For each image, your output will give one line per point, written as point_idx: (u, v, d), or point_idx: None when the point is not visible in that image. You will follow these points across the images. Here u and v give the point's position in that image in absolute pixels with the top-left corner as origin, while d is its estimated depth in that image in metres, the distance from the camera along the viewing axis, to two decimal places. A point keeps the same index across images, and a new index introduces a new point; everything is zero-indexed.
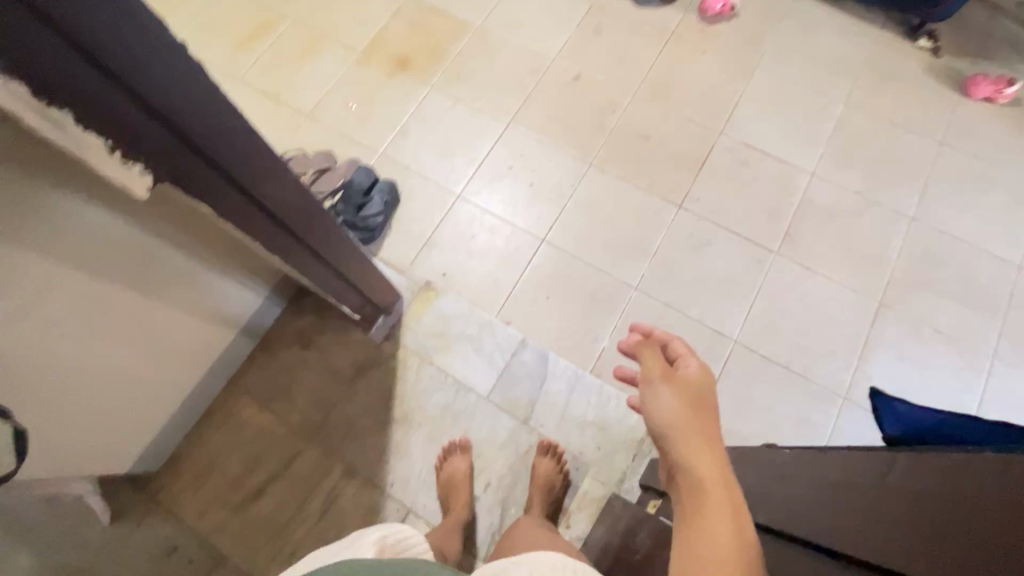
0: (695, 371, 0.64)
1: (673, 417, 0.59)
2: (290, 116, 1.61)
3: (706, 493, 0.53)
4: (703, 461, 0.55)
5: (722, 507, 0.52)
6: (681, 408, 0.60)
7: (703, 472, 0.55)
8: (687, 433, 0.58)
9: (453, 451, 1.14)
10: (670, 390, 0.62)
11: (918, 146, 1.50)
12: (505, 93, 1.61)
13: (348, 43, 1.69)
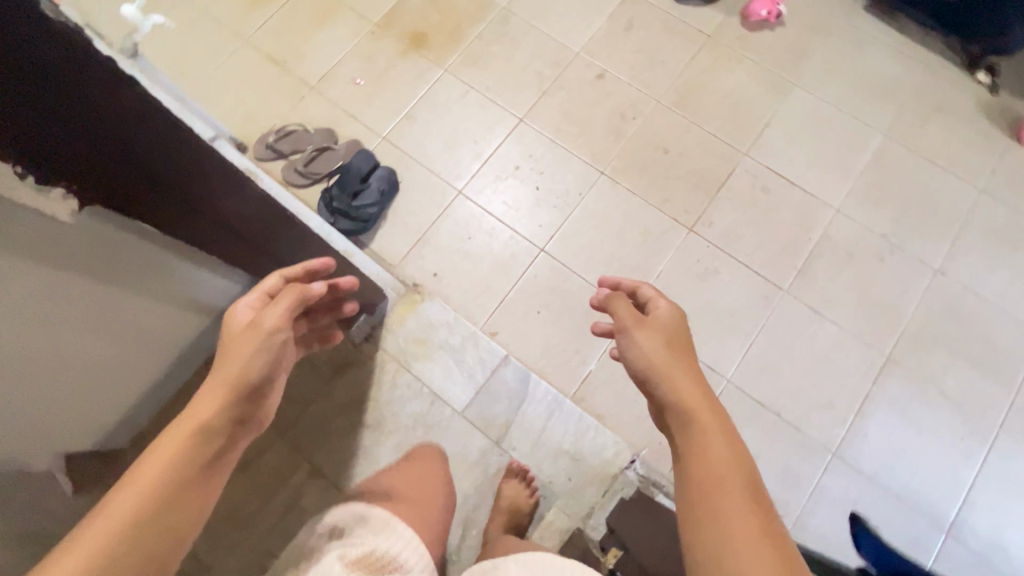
0: (665, 313, 0.76)
1: (653, 355, 0.71)
2: (296, 85, 1.53)
3: (694, 417, 0.64)
4: (684, 389, 0.66)
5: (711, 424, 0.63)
6: (658, 345, 0.72)
7: (687, 395, 0.66)
8: (667, 366, 0.69)
9: (427, 452, 1.09)
10: (644, 331, 0.73)
11: (956, 191, 1.39)
12: (521, 85, 1.51)
13: (363, 13, 1.59)
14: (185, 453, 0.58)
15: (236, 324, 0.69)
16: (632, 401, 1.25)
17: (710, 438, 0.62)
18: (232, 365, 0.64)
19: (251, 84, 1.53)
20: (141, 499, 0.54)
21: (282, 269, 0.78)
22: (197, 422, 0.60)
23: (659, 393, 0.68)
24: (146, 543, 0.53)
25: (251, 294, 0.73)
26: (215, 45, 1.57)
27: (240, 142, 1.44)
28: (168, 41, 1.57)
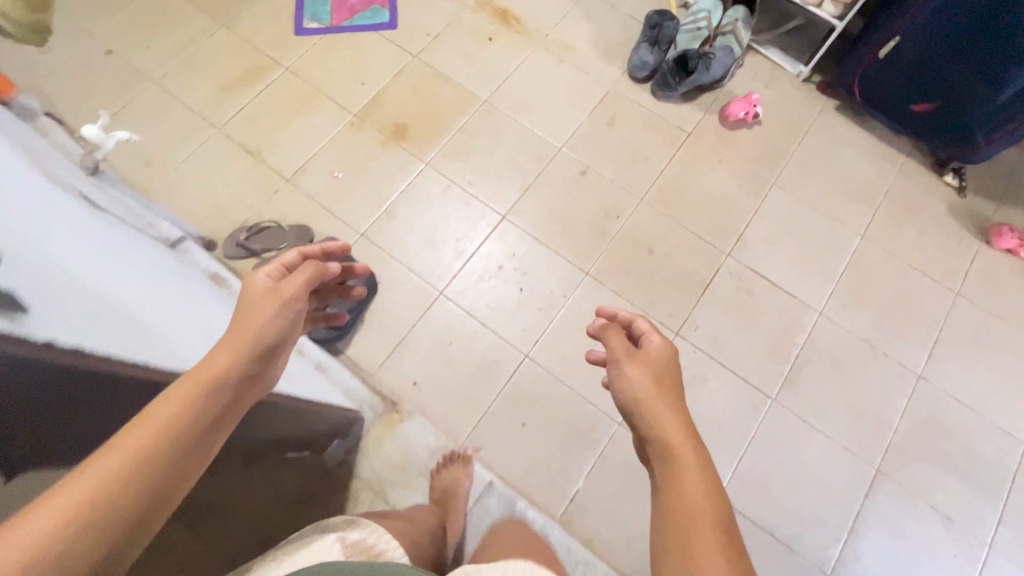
0: (658, 346, 0.72)
1: (640, 389, 0.67)
2: (271, 177, 1.48)
3: (674, 450, 0.61)
4: (668, 423, 0.63)
5: (689, 455, 0.60)
6: (645, 376, 0.68)
7: (664, 425, 0.63)
8: (650, 396, 0.66)
9: (454, 462, 1.15)
10: (634, 363, 0.69)
11: (933, 295, 1.41)
12: (504, 180, 1.49)
13: (343, 103, 1.57)
14: (195, 403, 0.56)
15: (251, 296, 0.69)
16: (621, 523, 1.19)
17: (684, 468, 0.59)
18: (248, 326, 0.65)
19: (223, 176, 1.48)
20: (147, 444, 0.51)
21: (300, 246, 0.77)
22: (213, 370, 0.59)
23: (641, 422, 0.65)
24: (149, 490, 0.50)
25: (270, 266, 0.73)
26: (187, 134, 1.52)
27: (207, 240, 1.37)
28: (137, 130, 1.51)
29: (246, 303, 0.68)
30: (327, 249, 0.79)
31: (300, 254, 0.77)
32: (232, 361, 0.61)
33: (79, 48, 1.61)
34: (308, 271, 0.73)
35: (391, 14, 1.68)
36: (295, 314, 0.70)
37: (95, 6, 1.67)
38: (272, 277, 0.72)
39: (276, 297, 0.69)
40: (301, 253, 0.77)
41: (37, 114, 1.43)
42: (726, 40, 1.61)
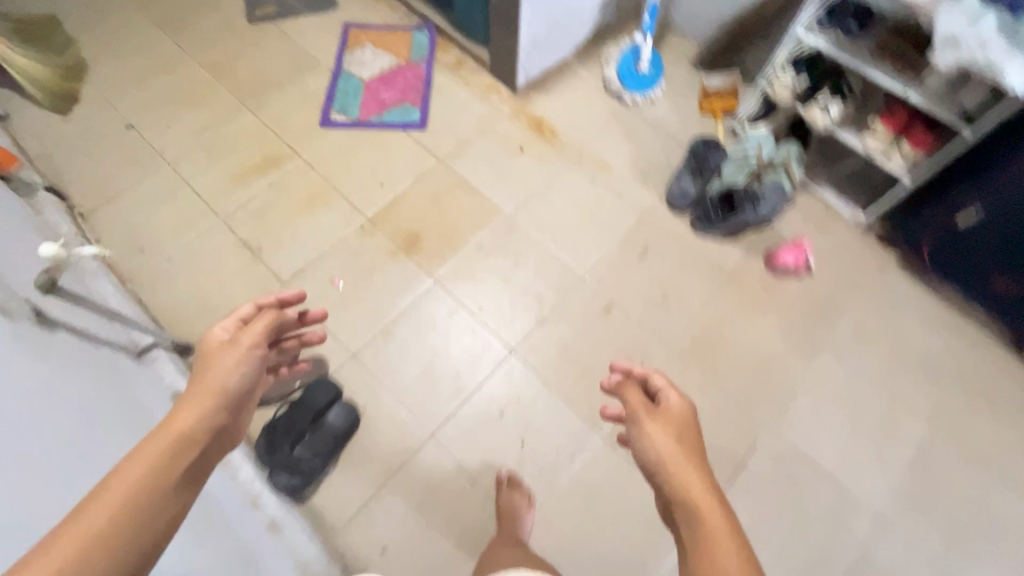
0: (677, 403, 0.70)
1: (662, 449, 0.64)
2: (267, 279, 1.37)
3: (701, 510, 0.58)
4: (692, 483, 0.60)
5: (719, 519, 0.57)
6: (668, 437, 0.65)
7: (688, 482, 0.60)
8: (672, 456, 0.63)
9: None
10: (651, 418, 0.67)
11: (1014, 510, 1.18)
12: (519, 309, 1.35)
13: (356, 204, 1.47)
14: (169, 458, 0.57)
15: (209, 353, 0.71)
16: None
17: (716, 534, 0.55)
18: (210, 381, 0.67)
19: (216, 273, 1.36)
20: (120, 509, 0.51)
21: (256, 298, 0.80)
22: (182, 427, 0.61)
23: (665, 480, 0.62)
24: (123, 543, 0.51)
25: (227, 320, 0.75)
26: (187, 222, 1.42)
27: (185, 343, 1.22)
28: (138, 212, 1.43)
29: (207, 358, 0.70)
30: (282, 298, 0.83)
31: (257, 304, 0.80)
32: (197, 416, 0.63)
33: (100, 121, 1.57)
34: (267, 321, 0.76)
35: (422, 115, 1.61)
36: (254, 364, 0.72)
37: (126, 81, 1.64)
38: (232, 332, 0.74)
39: (236, 348, 0.71)
40: (258, 305, 0.81)
41: (37, 188, 1.35)
42: (775, 173, 1.45)
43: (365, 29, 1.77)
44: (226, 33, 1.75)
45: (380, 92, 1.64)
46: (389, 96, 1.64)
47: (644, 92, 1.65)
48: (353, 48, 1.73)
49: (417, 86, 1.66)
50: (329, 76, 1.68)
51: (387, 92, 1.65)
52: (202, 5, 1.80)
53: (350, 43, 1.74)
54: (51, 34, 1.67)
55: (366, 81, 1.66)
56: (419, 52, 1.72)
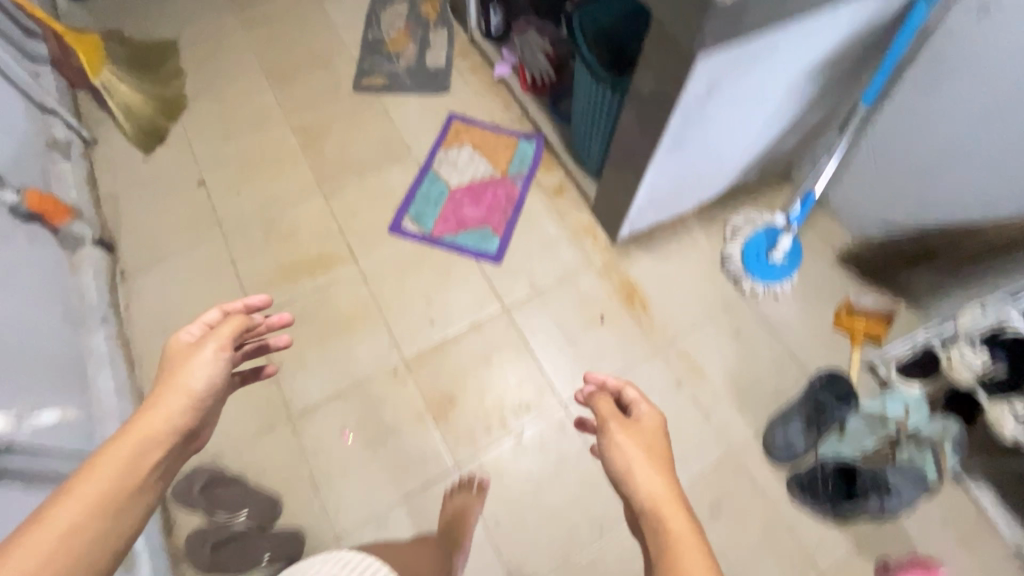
0: (647, 415, 0.71)
1: (630, 456, 0.65)
2: (273, 407, 1.19)
3: (659, 509, 0.59)
4: (653, 483, 0.62)
5: (683, 526, 0.57)
6: (637, 447, 0.66)
7: (654, 492, 0.61)
8: (639, 464, 0.64)
9: None
10: (622, 428, 0.68)
11: None
12: (540, 536, 1.10)
13: (397, 339, 1.28)
14: (133, 466, 0.58)
15: (173, 355, 0.68)
16: None
17: (680, 540, 0.56)
18: (179, 383, 0.65)
19: None
20: (86, 512, 0.53)
21: (223, 303, 0.75)
22: (148, 429, 0.61)
23: (633, 488, 0.63)
24: (83, 546, 0.52)
25: (193, 324, 0.71)
26: None
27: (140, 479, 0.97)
28: (178, 287, 1.33)
29: (174, 356, 0.68)
30: (249, 303, 0.76)
31: (223, 309, 0.75)
32: (162, 421, 0.62)
33: (176, 169, 1.49)
34: (232, 325, 0.70)
35: (501, 246, 1.40)
36: (222, 368, 0.68)
37: (214, 129, 1.56)
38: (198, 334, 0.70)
39: (199, 351, 0.68)
40: (223, 311, 0.75)
41: (83, 242, 1.27)
42: (915, 454, 1.11)
43: (469, 125, 1.60)
44: (328, 96, 1.64)
45: (463, 208, 1.45)
46: (472, 215, 1.44)
47: (769, 284, 1.34)
48: (450, 145, 1.55)
49: (505, 208, 1.45)
50: (416, 173, 1.51)
51: (470, 208, 1.45)
52: (314, 61, 1.71)
53: (449, 138, 1.57)
54: (162, 64, 1.65)
55: (452, 189, 1.48)
56: (518, 167, 1.53)
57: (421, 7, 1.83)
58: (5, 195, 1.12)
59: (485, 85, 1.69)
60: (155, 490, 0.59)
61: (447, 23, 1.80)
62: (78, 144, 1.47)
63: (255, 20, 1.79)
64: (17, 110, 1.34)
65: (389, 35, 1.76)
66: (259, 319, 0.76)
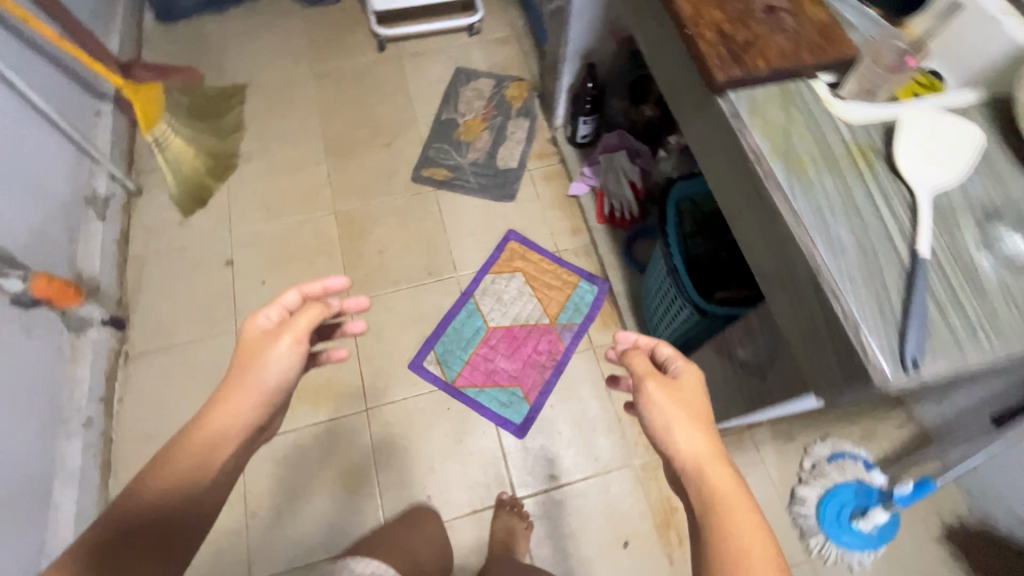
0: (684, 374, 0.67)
1: (671, 413, 0.61)
2: (235, 563, 1.09)
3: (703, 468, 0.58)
4: (695, 440, 0.60)
5: (727, 483, 0.57)
6: (675, 405, 0.63)
7: (697, 450, 0.59)
8: (680, 420, 0.61)
9: None
10: (659, 385, 0.64)
11: None
12: None
13: (385, 510, 1.13)
14: (198, 465, 0.58)
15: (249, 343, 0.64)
16: None
17: (725, 497, 0.56)
18: (252, 380, 0.62)
19: None
20: (160, 505, 0.55)
21: (302, 284, 0.69)
22: (219, 423, 0.60)
23: (673, 446, 0.61)
24: (160, 542, 0.55)
25: (271, 308, 0.66)
26: None
27: None
28: (174, 386, 1.23)
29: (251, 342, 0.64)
30: (328, 286, 0.69)
31: (302, 293, 0.68)
32: (232, 416, 0.60)
33: (209, 241, 1.40)
34: (312, 316, 0.65)
35: (529, 416, 1.21)
36: (298, 363, 0.64)
37: (258, 200, 1.46)
38: (276, 322, 0.66)
39: (274, 341, 0.63)
40: (302, 294, 0.68)
41: (90, 324, 1.20)
42: None
43: (528, 250, 1.40)
44: (383, 182, 1.49)
45: (496, 357, 1.27)
46: (504, 368, 1.26)
47: (846, 551, 1.07)
48: (500, 272, 1.37)
49: (544, 367, 1.26)
50: (455, 299, 1.34)
51: (504, 359, 1.27)
52: (378, 135, 1.56)
53: (501, 262, 1.38)
54: (222, 113, 1.56)
55: (490, 328, 1.30)
56: (571, 315, 1.32)
57: (506, 89, 1.63)
58: (10, 283, 1.02)
59: (556, 199, 1.47)
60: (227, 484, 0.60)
61: (530, 112, 1.59)
62: (120, 197, 1.41)
63: (330, 75, 1.67)
64: (61, 163, 1.27)
65: (464, 118, 1.59)
66: (337, 304, 0.69)
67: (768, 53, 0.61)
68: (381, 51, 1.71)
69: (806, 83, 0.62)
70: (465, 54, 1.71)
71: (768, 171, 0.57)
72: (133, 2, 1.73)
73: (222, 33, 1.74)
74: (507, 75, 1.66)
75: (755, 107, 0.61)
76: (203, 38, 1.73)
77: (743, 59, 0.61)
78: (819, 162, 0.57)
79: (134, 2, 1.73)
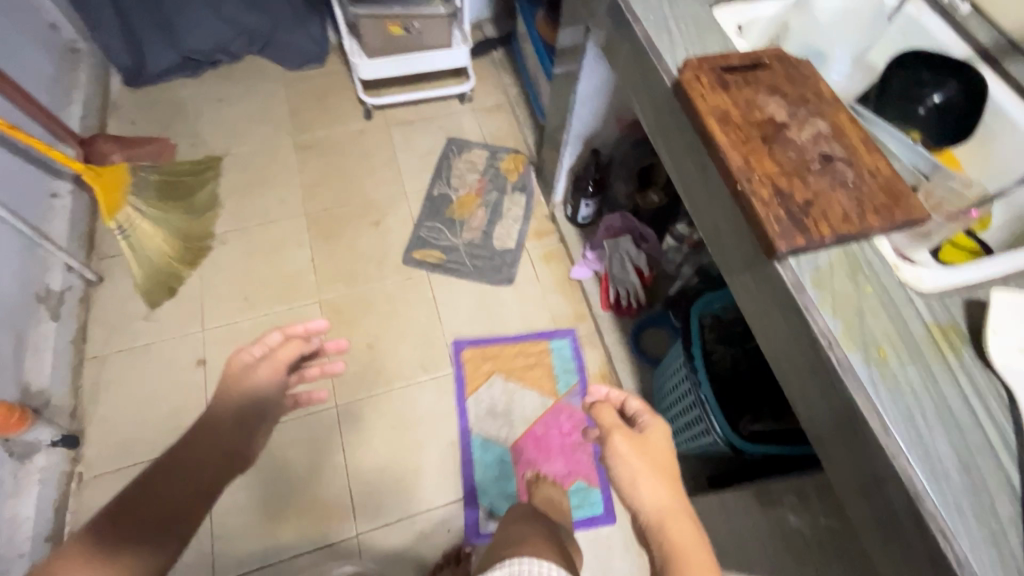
0: (652, 430, 0.66)
1: (635, 468, 0.60)
2: None
3: (667, 525, 0.54)
4: (660, 496, 0.57)
5: (693, 543, 0.53)
6: (641, 460, 0.61)
7: (661, 503, 0.56)
8: (645, 475, 0.59)
9: None
10: (625, 438, 0.63)
11: None
12: None
13: None
14: (219, 468, 0.59)
15: (230, 376, 0.69)
16: None
17: (688, 554, 0.52)
18: (209, 416, 0.64)
19: None
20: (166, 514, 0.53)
21: (285, 326, 0.75)
22: (190, 457, 0.58)
23: (637, 501, 0.58)
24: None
25: (255, 344, 0.73)
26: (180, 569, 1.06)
27: None
28: None
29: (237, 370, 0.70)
30: (309, 327, 0.75)
31: (284, 333, 0.75)
32: (203, 454, 0.60)
33: (177, 337, 1.27)
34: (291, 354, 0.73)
35: (608, 501, 1.15)
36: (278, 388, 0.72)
37: (234, 288, 1.34)
38: (260, 356, 0.72)
39: (250, 377, 0.69)
40: (286, 334, 0.75)
41: (37, 449, 1.07)
42: None
43: (547, 343, 1.32)
44: (372, 266, 1.39)
45: (540, 460, 1.19)
46: (552, 471, 1.18)
47: None
48: (522, 377, 1.28)
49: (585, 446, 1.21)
50: (466, 394, 1.25)
51: (556, 460, 1.20)
52: (367, 213, 1.46)
53: (516, 359, 1.30)
54: (194, 189, 1.44)
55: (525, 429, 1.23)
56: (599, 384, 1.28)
57: (500, 162, 1.56)
58: None
59: (557, 283, 1.39)
60: (170, 542, 0.51)
61: (527, 187, 1.52)
62: (78, 288, 1.27)
63: (314, 146, 1.57)
64: (8, 258, 1.13)
65: (457, 194, 1.51)
66: (316, 343, 0.78)
67: (833, 217, 0.54)
68: (368, 119, 1.62)
69: (872, 246, 0.55)
70: (457, 123, 1.64)
71: (845, 361, 0.49)
72: (98, 64, 1.61)
73: (197, 99, 1.63)
74: (500, 147, 1.60)
75: (822, 278, 0.53)
76: (175, 104, 1.62)
77: (807, 223, 0.54)
78: (902, 351, 0.50)
79: (100, 64, 1.60)
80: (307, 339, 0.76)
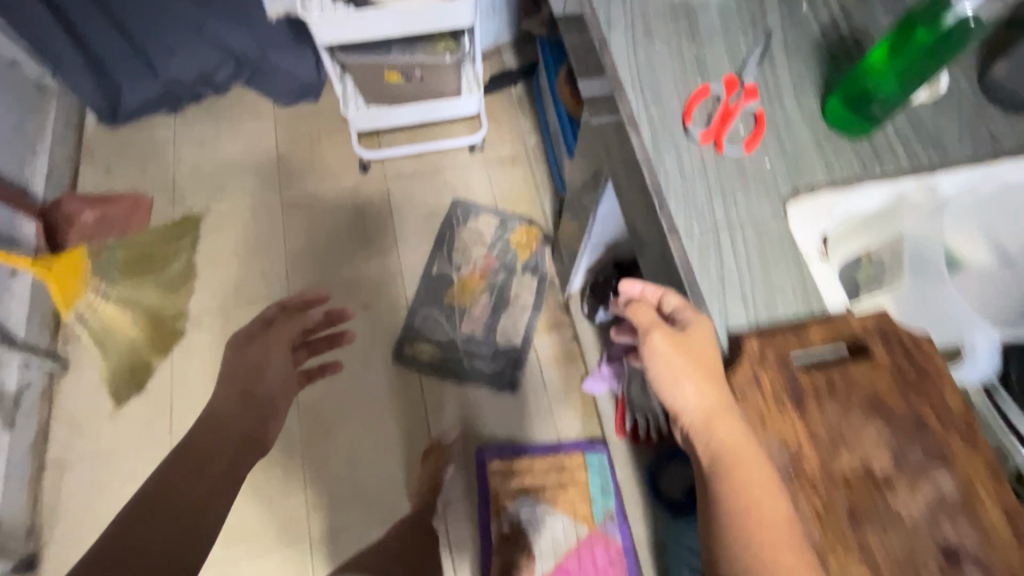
0: (696, 323, 0.47)
1: (675, 370, 0.44)
2: None
3: (720, 445, 0.41)
4: (710, 407, 0.43)
5: (751, 459, 0.40)
6: (686, 360, 0.44)
7: (708, 412, 0.43)
8: (688, 377, 0.44)
9: None
10: (665, 339, 0.46)
11: None
12: None
13: None
14: (235, 442, 0.77)
15: (234, 346, 0.88)
16: None
17: (751, 480, 0.40)
18: (226, 381, 0.83)
19: None
20: (218, 472, 0.72)
21: (281, 303, 1.02)
22: (220, 420, 0.78)
23: (679, 406, 0.44)
24: (198, 513, 0.66)
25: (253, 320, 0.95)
26: None
27: None
28: None
29: (239, 348, 0.88)
30: (306, 299, 1.09)
31: (280, 307, 1.02)
32: (220, 435, 0.76)
33: (142, 442, 1.16)
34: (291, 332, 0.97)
35: None
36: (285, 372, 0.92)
37: (205, 382, 1.21)
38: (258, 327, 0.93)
39: (262, 345, 0.89)
40: (284, 307, 1.02)
41: None
42: None
43: (583, 457, 1.15)
44: (357, 362, 1.23)
45: None
46: None
47: None
48: (557, 496, 1.13)
49: None
50: (487, 510, 1.12)
51: None
52: (355, 294, 1.29)
53: (549, 475, 1.14)
54: (167, 261, 1.30)
55: (552, 564, 1.09)
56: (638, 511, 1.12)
57: (511, 233, 1.35)
58: None
59: (565, 394, 1.20)
60: (228, 485, 0.71)
61: (539, 268, 1.32)
62: (38, 383, 1.17)
63: (301, 203, 1.39)
64: None
65: (459, 273, 1.32)
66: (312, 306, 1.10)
67: None
68: (364, 173, 1.42)
69: None
70: (464, 179, 1.41)
71: None
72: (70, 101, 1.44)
73: (177, 142, 1.45)
74: (512, 213, 1.38)
75: None
76: (153, 149, 1.44)
77: None
78: None
79: (73, 101, 1.43)
80: (306, 304, 1.10)
